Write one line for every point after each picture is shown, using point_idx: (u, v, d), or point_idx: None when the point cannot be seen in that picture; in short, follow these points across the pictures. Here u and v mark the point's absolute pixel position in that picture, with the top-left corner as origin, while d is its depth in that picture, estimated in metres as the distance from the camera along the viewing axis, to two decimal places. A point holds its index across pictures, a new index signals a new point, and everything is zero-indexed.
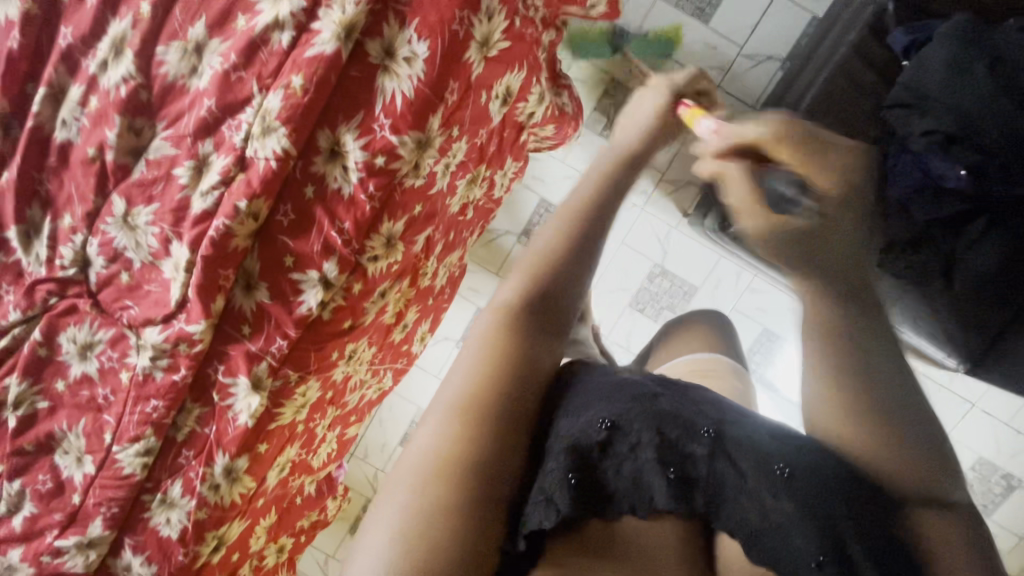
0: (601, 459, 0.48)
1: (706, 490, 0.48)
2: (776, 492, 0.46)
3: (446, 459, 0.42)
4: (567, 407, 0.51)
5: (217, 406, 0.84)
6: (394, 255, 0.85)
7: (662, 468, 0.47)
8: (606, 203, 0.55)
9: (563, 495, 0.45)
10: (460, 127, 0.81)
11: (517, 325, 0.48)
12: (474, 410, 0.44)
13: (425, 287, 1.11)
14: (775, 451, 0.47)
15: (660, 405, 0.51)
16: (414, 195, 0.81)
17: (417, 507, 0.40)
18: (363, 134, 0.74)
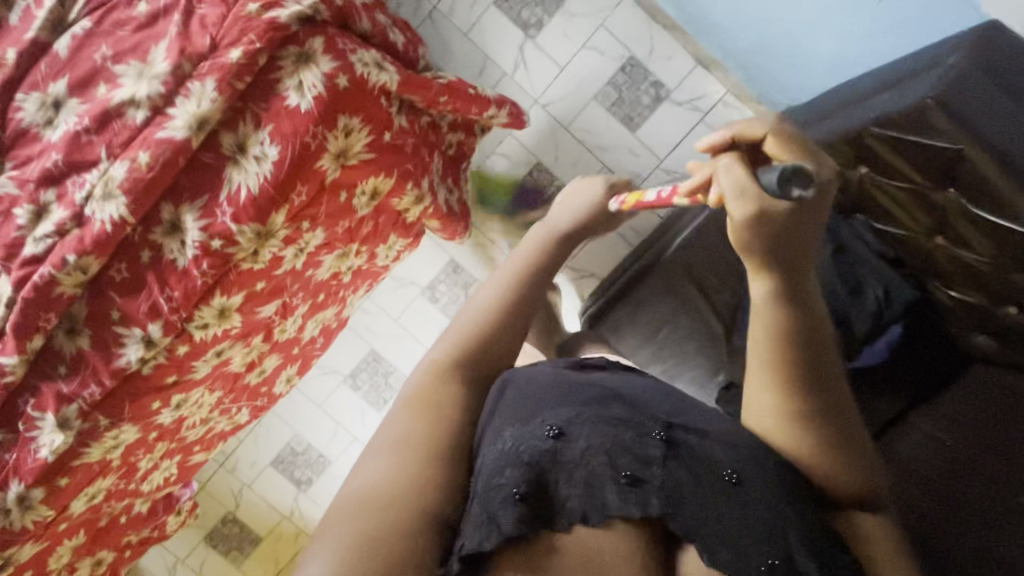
0: (552, 464, 0.56)
1: (663, 490, 0.54)
2: (723, 496, 0.54)
3: (389, 489, 0.56)
4: (516, 422, 0.61)
5: (21, 435, 0.85)
6: (228, 323, 0.88)
7: (615, 468, 0.55)
8: (521, 287, 0.75)
9: (507, 511, 0.53)
10: (312, 220, 0.85)
11: (454, 384, 0.66)
12: (408, 450, 0.59)
13: (288, 341, 1.14)
14: (726, 457, 0.55)
15: (599, 406, 0.60)
16: (250, 275, 0.85)
17: (363, 530, 0.52)
18: (205, 215, 0.78)
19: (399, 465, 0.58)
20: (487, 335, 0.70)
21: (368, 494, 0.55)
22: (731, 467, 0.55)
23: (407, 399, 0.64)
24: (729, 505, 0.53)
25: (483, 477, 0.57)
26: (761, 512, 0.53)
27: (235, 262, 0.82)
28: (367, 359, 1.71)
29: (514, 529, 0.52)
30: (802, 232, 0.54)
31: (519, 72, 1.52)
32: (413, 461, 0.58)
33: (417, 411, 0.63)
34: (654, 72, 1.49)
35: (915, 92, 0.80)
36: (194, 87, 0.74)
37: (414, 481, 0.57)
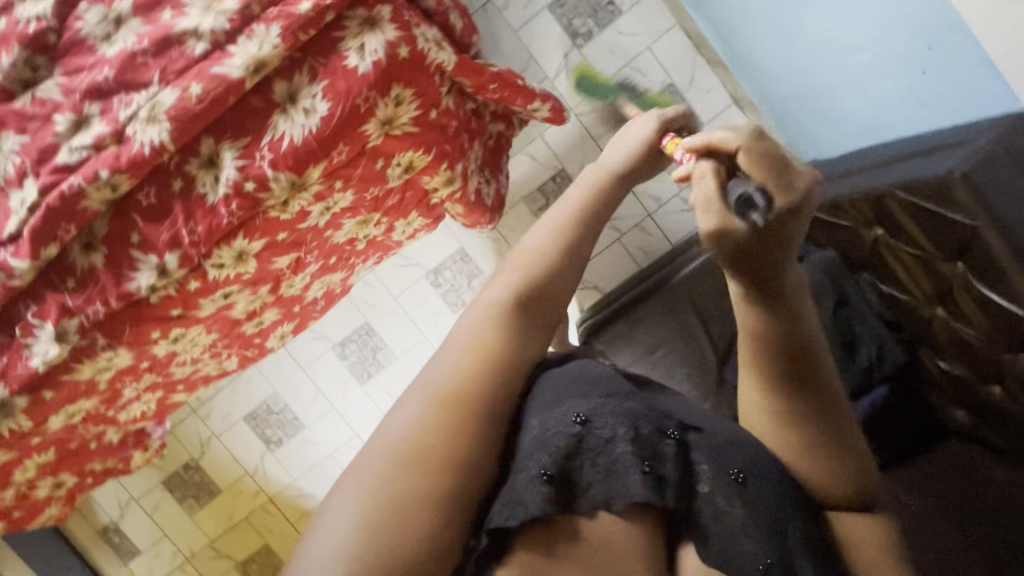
0: (577, 448, 0.61)
1: (678, 486, 0.61)
2: (729, 493, 0.60)
3: (428, 453, 0.55)
4: (544, 403, 0.64)
5: (16, 341, 0.85)
6: (243, 268, 0.89)
7: (638, 461, 0.60)
8: (574, 238, 0.68)
9: (537, 490, 0.57)
10: (346, 181, 0.86)
11: (499, 335, 0.62)
12: (445, 415, 0.57)
13: (293, 297, 1.14)
14: (734, 458, 0.61)
15: (622, 396, 0.65)
16: (274, 222, 0.85)
17: (397, 493, 0.53)
18: (243, 155, 0.79)
19: (434, 434, 0.56)
20: (542, 281, 0.65)
21: (400, 452, 0.55)
22: (733, 467, 0.61)
23: (454, 353, 0.61)
24: (734, 502, 0.60)
25: (508, 457, 0.60)
26: (760, 512, 0.59)
27: (262, 207, 0.82)
28: (359, 331, 1.71)
29: (544, 508, 0.56)
30: (769, 254, 0.57)
31: (560, 78, 1.55)
32: (447, 423, 0.57)
33: (460, 371, 0.60)
34: (690, 102, 1.54)
35: (945, 164, 0.80)
36: (258, 29, 0.75)
37: (448, 445, 0.56)
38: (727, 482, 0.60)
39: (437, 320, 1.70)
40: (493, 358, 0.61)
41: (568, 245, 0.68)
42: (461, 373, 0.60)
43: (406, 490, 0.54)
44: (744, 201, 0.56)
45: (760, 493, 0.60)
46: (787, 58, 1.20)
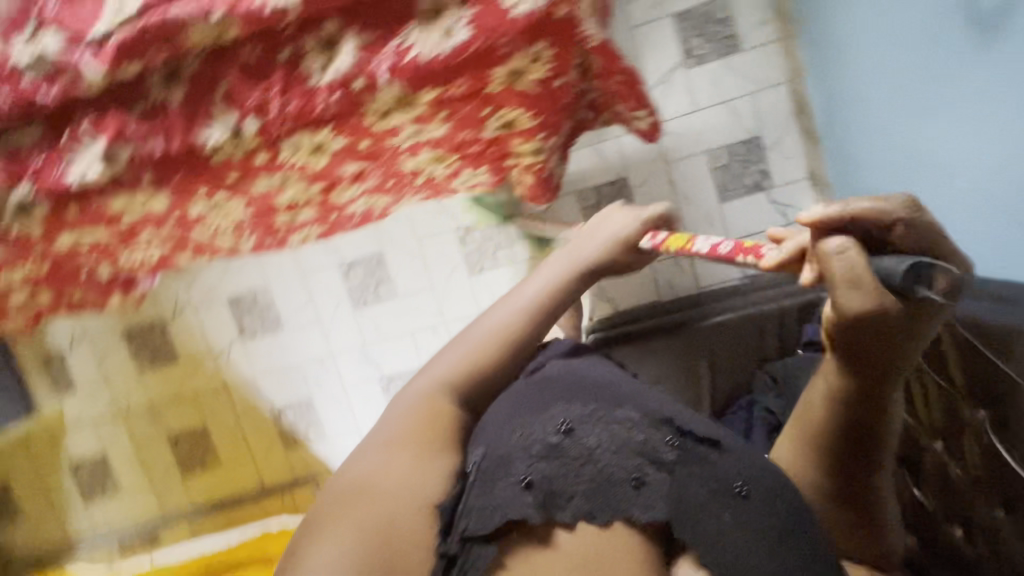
0: (561, 454, 0.68)
1: (676, 500, 0.66)
2: (723, 505, 0.66)
3: (392, 476, 0.64)
4: (534, 412, 0.74)
5: (58, 146, 0.78)
6: (315, 159, 0.87)
7: (625, 470, 0.68)
8: (525, 316, 0.78)
9: (519, 493, 0.65)
10: (448, 114, 0.84)
11: (444, 399, 0.72)
12: (387, 458, 0.65)
13: (336, 204, 1.10)
14: (732, 473, 0.68)
15: (603, 408, 0.74)
16: (364, 127, 0.83)
17: (369, 507, 0.60)
18: (365, 50, 0.74)
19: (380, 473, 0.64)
20: (486, 350, 0.75)
21: (368, 483, 0.63)
22: (739, 480, 0.68)
23: (399, 411, 0.71)
24: (727, 520, 0.65)
25: (488, 463, 0.69)
26: (750, 522, 0.66)
27: (361, 109, 0.80)
28: (371, 258, 1.68)
29: (522, 514, 0.63)
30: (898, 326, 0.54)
31: (658, 89, 1.51)
32: (412, 449, 0.67)
33: (400, 425, 0.69)
34: (769, 162, 1.53)
35: None
36: None
37: (414, 470, 0.65)
38: (727, 494, 0.67)
39: (449, 276, 1.67)
40: (428, 413, 0.70)
41: (523, 319, 0.78)
42: (399, 427, 0.69)
43: (361, 513, 0.60)
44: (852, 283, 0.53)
45: (754, 513, 0.66)
46: (879, 153, 1.20)
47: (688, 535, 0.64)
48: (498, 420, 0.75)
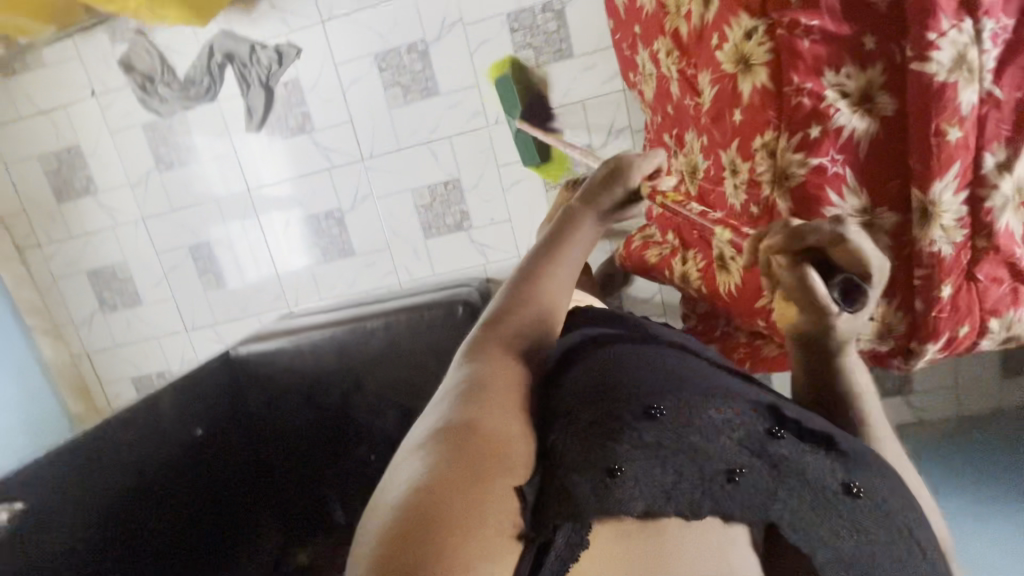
0: (642, 442, 0.65)
1: (789, 492, 0.66)
2: (832, 506, 0.67)
3: (485, 449, 0.57)
4: (615, 390, 0.71)
5: None
6: (722, 55, 0.73)
7: (709, 475, 0.65)
8: (548, 264, 0.79)
9: (598, 474, 0.61)
10: (748, 221, 0.79)
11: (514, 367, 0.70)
12: (464, 445, 0.57)
13: (656, 42, 0.95)
14: (830, 475, 0.69)
15: (696, 396, 0.72)
16: (755, 126, 0.72)
17: (481, 493, 0.53)
18: (847, 143, 0.66)
19: (457, 450, 0.56)
20: (524, 304, 0.76)
21: (468, 463, 0.55)
22: (853, 478, 0.68)
23: (468, 394, 0.65)
24: (844, 525, 0.67)
25: (563, 435, 0.65)
26: (860, 525, 0.67)
27: (784, 130, 0.69)
28: (565, 41, 1.46)
29: (610, 498, 0.59)
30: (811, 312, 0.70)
31: None
32: (496, 431, 0.60)
33: (460, 406, 0.63)
34: None
35: None
36: (958, 233, 0.66)
37: (500, 444, 0.59)
38: (836, 491, 0.68)
39: (540, 134, 1.53)
40: (492, 387, 0.66)
41: (546, 268, 0.79)
42: (461, 413, 0.62)
43: (441, 508, 0.50)
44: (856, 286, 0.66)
45: (892, 542, 0.67)
46: None
47: (791, 532, 0.66)
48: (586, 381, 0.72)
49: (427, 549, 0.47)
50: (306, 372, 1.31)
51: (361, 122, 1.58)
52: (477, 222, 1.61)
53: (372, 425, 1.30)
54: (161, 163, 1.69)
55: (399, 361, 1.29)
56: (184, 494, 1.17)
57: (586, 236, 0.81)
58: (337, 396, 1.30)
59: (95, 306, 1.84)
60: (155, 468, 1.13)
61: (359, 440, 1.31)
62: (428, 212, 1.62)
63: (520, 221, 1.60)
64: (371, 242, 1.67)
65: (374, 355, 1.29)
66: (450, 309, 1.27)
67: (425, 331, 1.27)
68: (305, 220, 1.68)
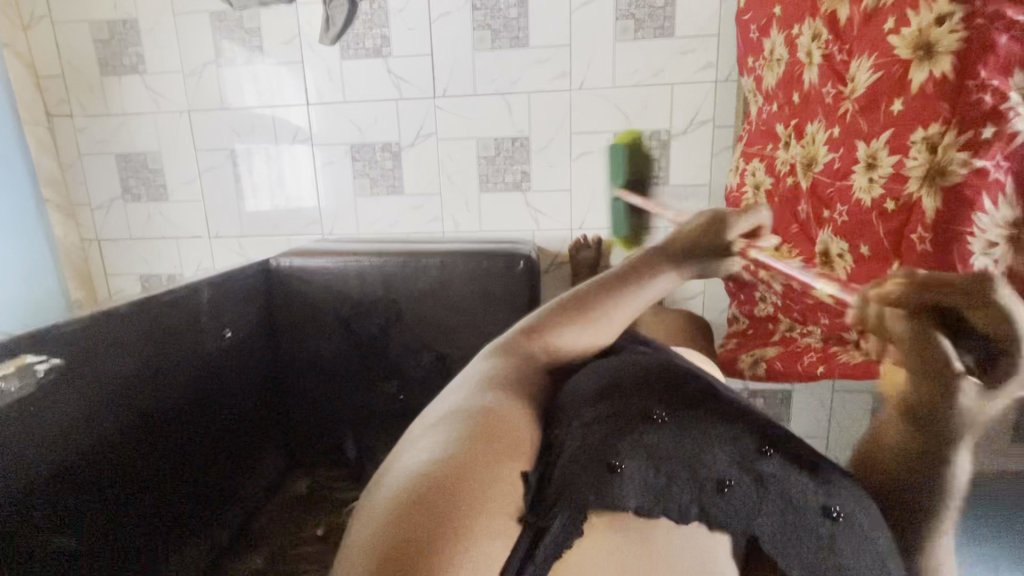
0: (639, 439, 0.66)
1: (775, 511, 0.61)
2: (811, 531, 0.60)
3: (486, 438, 0.62)
4: (620, 390, 0.72)
5: None
6: (900, 43, 0.72)
7: (697, 482, 0.63)
8: (600, 303, 0.80)
9: (596, 470, 0.62)
10: (877, 216, 0.77)
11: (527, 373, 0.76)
12: (472, 440, 0.61)
13: (799, 26, 0.92)
14: (830, 500, 0.61)
15: (701, 400, 0.71)
16: (920, 117, 0.70)
17: (477, 476, 0.57)
18: (1018, 152, 0.62)
19: (471, 434, 0.62)
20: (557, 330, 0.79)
21: (468, 448, 0.60)
22: (836, 502, 0.60)
23: (474, 390, 0.70)
24: (815, 544, 0.59)
25: (572, 439, 0.67)
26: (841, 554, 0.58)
27: (952, 124, 0.67)
28: (669, 20, 1.42)
29: (602, 490, 0.61)
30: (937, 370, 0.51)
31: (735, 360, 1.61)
32: (496, 424, 0.65)
33: (475, 395, 0.69)
34: None
35: None
36: None
37: (499, 434, 0.64)
38: (817, 516, 0.60)
39: (620, 109, 1.49)
40: (507, 388, 0.72)
41: (599, 309, 0.79)
42: (472, 402, 0.68)
43: (451, 486, 0.55)
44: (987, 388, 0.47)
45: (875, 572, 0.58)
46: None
47: (770, 546, 0.60)
48: (595, 381, 0.75)
49: (439, 521, 0.52)
50: (346, 295, 1.26)
51: (441, 58, 1.52)
52: (536, 185, 1.57)
53: (405, 362, 1.26)
54: (221, 56, 1.60)
55: (444, 305, 1.24)
56: (198, 392, 1.07)
57: (653, 289, 0.81)
58: (374, 326, 1.26)
59: (117, 194, 1.75)
60: (184, 352, 1.05)
61: (388, 375, 1.26)
62: (488, 165, 1.57)
63: (580, 193, 1.56)
64: (423, 183, 1.61)
65: (420, 293, 1.25)
66: (507, 263, 1.23)
67: (479, 279, 1.23)
68: (358, 148, 1.61)
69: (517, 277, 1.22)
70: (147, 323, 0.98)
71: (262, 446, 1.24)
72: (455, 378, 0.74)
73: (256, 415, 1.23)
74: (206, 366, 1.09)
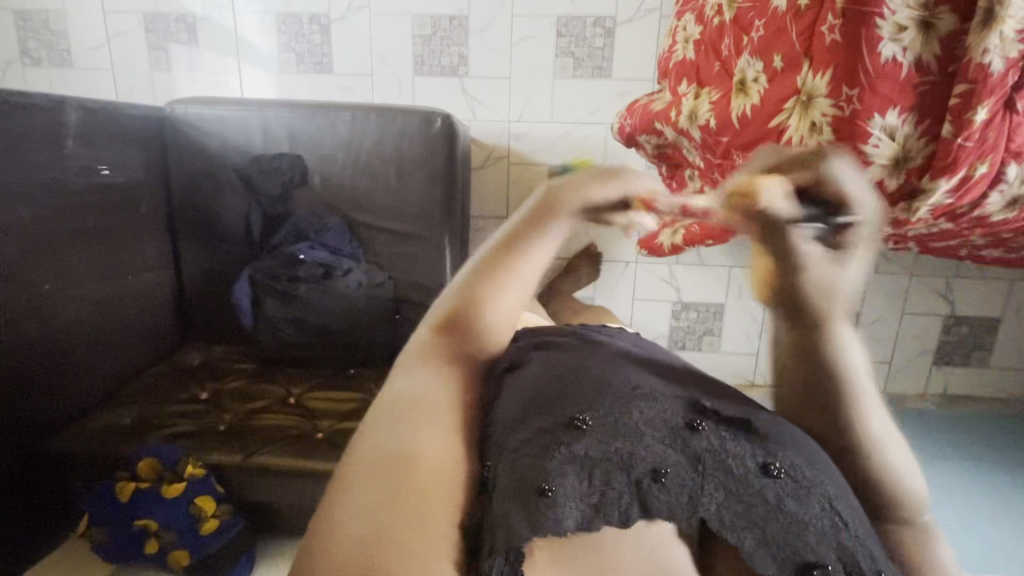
0: (556, 466, 0.48)
1: (720, 483, 0.48)
2: (782, 522, 0.46)
3: (425, 489, 0.42)
4: (545, 408, 0.54)
5: None
6: None
7: (630, 480, 0.48)
8: (498, 263, 0.55)
9: (520, 523, 0.44)
10: (790, 18, 0.72)
11: (429, 379, 0.51)
12: (404, 476, 0.42)
13: None
14: (801, 467, 0.49)
15: (626, 395, 0.55)
16: None
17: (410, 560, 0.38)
18: None
19: (403, 489, 0.41)
20: (461, 312, 0.55)
21: (388, 530, 0.39)
22: (773, 458, 0.49)
23: (391, 428, 0.46)
24: (777, 524, 0.46)
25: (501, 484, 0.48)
26: (789, 519, 0.46)
27: None
28: None
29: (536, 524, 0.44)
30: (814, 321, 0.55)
31: (668, 270, 1.58)
32: (419, 477, 0.42)
33: (386, 430, 0.46)
34: None
35: None
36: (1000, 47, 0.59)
37: (442, 476, 0.44)
38: (756, 477, 0.48)
39: None
40: (415, 412, 0.47)
41: (506, 266, 0.55)
42: (387, 441, 0.45)
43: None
44: (840, 244, 0.53)
45: (828, 536, 0.46)
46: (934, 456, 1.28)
47: (719, 525, 0.46)
48: (517, 401, 0.56)
49: None
50: (246, 151, 1.16)
51: None
52: (473, 71, 1.48)
53: (311, 227, 1.17)
54: None
55: (357, 166, 1.16)
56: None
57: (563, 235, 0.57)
58: (279, 186, 1.17)
59: (16, 56, 1.58)
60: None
61: (292, 238, 1.17)
62: (424, 45, 1.47)
63: (518, 83, 1.48)
64: (353, 62, 1.50)
65: (330, 151, 1.16)
66: (423, 124, 1.13)
67: (394, 139, 1.14)
68: (285, 19, 1.49)
69: (434, 139, 1.13)
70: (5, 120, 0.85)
71: (72, 421, 0.98)
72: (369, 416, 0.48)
73: (72, 382, 0.98)
74: (65, 206, 0.95)
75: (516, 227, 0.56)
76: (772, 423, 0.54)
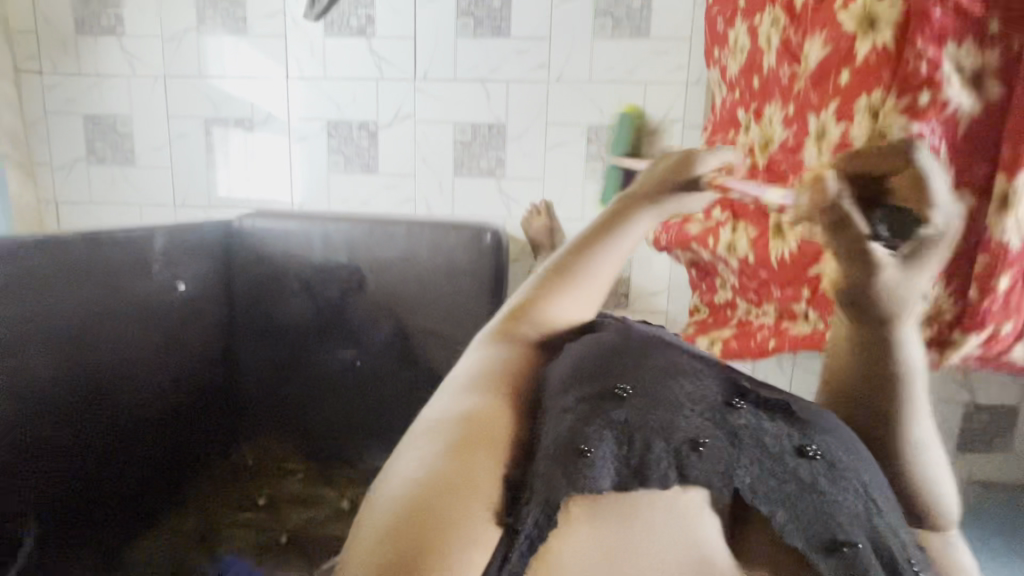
0: (601, 418, 0.52)
1: (755, 458, 0.52)
2: (810, 488, 0.52)
3: (453, 453, 0.50)
4: (581, 353, 0.58)
5: None
6: (846, 18, 0.77)
7: (670, 449, 0.52)
8: (591, 251, 0.65)
9: (561, 487, 0.49)
10: None
11: (497, 348, 0.61)
12: (461, 458, 0.50)
13: (759, 16, 0.99)
14: (839, 454, 0.54)
15: (654, 349, 0.59)
16: (863, 87, 0.75)
17: (442, 512, 0.46)
18: (951, 118, 0.68)
19: (454, 444, 0.51)
20: (545, 291, 0.65)
21: (420, 484, 0.48)
22: (810, 442, 0.54)
23: (457, 394, 0.57)
24: (804, 493, 0.52)
25: (553, 442, 0.52)
26: (825, 499, 0.52)
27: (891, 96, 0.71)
28: (645, 22, 1.49)
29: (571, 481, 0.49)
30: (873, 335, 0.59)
31: None
32: (454, 436, 0.52)
33: (455, 398, 0.56)
34: None
35: None
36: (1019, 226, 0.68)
37: (460, 437, 0.51)
38: (792, 456, 0.53)
39: (598, 105, 1.53)
40: (493, 374, 0.59)
41: (596, 259, 0.65)
42: (446, 406, 0.56)
43: (435, 533, 0.45)
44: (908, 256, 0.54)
45: (863, 519, 0.52)
46: None
47: (752, 495, 0.52)
48: (565, 369, 0.58)
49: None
50: (310, 260, 1.23)
51: (423, 41, 1.55)
52: (510, 172, 1.59)
53: (365, 330, 1.24)
54: (203, 25, 1.60)
55: (409, 274, 1.24)
56: (60, 415, 0.89)
57: (634, 237, 0.67)
58: (336, 292, 1.24)
59: (82, 155, 1.70)
60: (69, 367, 0.91)
61: (346, 342, 1.23)
62: (463, 149, 1.59)
63: (552, 184, 1.59)
64: (398, 163, 1.62)
65: (386, 260, 1.24)
66: (474, 236, 1.23)
67: (446, 250, 1.23)
68: (336, 125, 1.61)
69: (484, 250, 1.22)
70: (94, 257, 0.95)
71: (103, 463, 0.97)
72: (444, 381, 0.60)
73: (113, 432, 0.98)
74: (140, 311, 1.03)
75: (611, 213, 0.67)
76: (805, 405, 0.58)
